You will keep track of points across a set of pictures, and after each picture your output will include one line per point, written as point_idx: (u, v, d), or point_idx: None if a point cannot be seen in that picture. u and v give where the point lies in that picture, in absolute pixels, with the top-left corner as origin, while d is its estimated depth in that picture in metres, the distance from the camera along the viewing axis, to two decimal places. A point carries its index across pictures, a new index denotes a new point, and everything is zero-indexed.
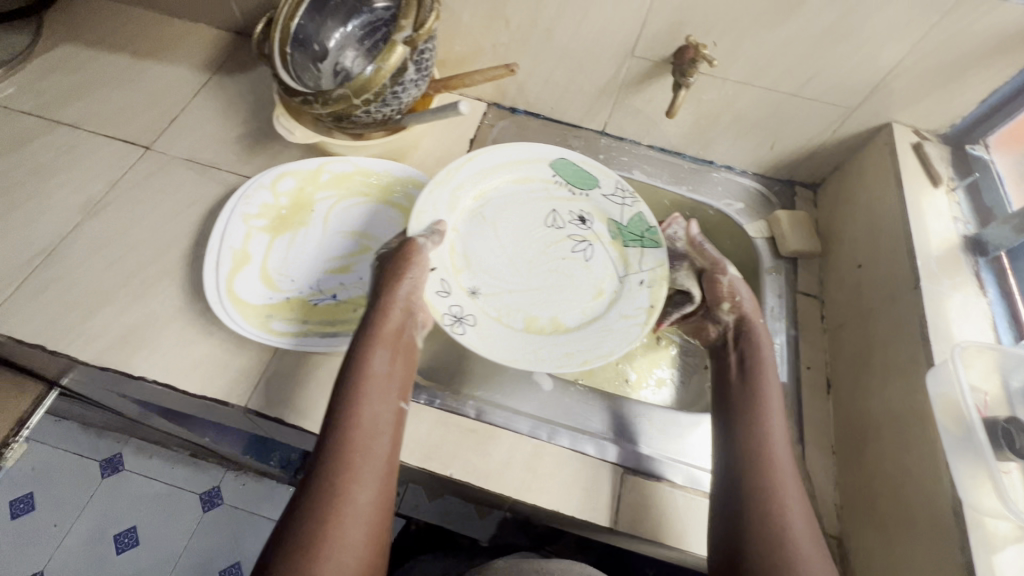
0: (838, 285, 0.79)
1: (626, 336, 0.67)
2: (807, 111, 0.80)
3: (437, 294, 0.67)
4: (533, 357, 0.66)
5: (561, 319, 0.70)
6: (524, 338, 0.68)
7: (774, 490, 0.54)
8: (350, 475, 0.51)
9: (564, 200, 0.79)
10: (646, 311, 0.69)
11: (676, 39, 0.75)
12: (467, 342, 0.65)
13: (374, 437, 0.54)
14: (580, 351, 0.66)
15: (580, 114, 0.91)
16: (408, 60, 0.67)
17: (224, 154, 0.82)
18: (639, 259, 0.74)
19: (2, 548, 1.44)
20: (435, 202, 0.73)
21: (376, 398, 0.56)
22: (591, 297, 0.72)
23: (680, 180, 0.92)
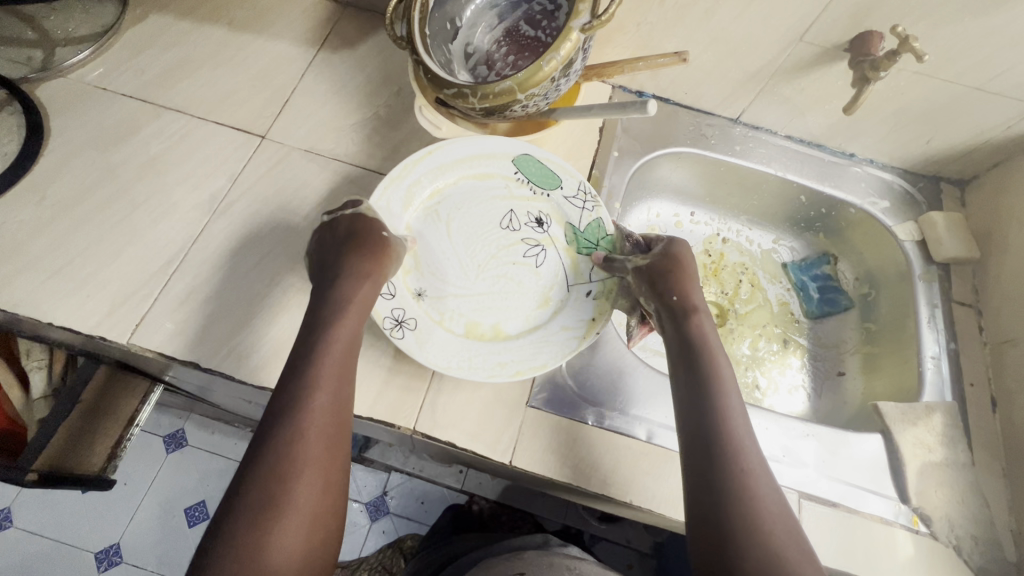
0: (1003, 296, 0.74)
1: (563, 349, 0.60)
2: (985, 106, 0.73)
3: (380, 297, 0.61)
4: (465, 366, 0.59)
5: (504, 326, 0.62)
6: (460, 346, 0.60)
7: (727, 496, 0.48)
8: (289, 463, 0.48)
9: (523, 199, 0.68)
10: (587, 325, 0.62)
11: (858, 27, 0.67)
12: (405, 349, 0.59)
13: (313, 423, 0.50)
14: (514, 361, 0.60)
15: (716, 101, 0.84)
16: (578, 49, 0.61)
17: (344, 143, 0.75)
18: (589, 269, 0.65)
19: (67, 520, 1.30)
20: (388, 200, 0.65)
21: (320, 381, 0.52)
22: (535, 305, 0.64)
23: (821, 176, 0.86)
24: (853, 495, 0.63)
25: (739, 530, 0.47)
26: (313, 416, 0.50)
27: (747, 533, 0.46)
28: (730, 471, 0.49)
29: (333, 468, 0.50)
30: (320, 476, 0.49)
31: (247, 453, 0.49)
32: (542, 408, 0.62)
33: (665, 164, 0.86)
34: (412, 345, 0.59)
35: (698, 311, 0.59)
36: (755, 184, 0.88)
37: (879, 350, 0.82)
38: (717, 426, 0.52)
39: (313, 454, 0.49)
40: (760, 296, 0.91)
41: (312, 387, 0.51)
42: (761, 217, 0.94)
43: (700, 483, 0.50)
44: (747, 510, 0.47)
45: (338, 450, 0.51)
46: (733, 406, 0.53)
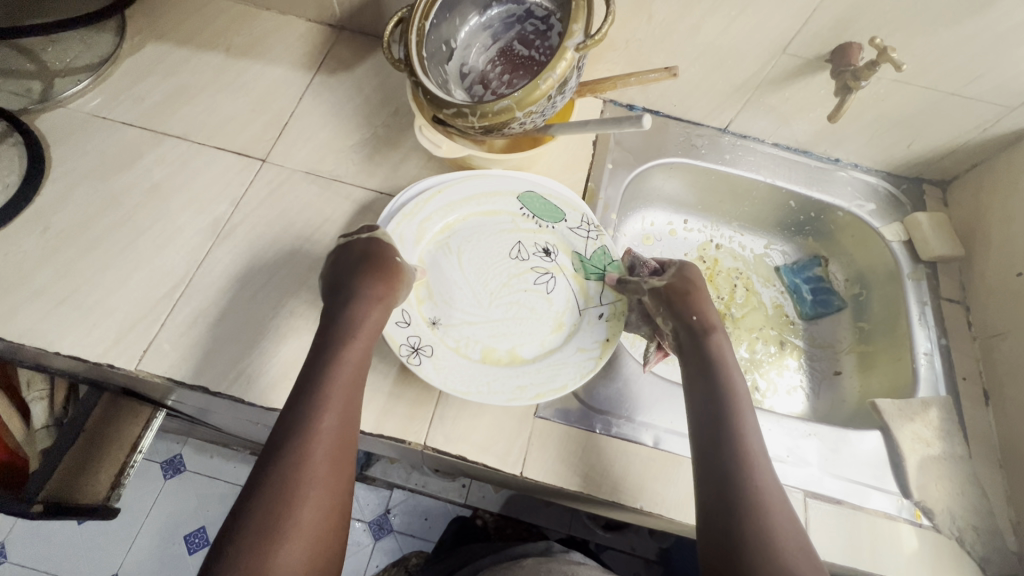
0: (989, 291, 0.77)
1: (580, 371, 0.61)
2: (961, 110, 0.76)
3: (395, 325, 0.61)
4: (484, 391, 0.59)
5: (519, 351, 0.62)
6: (477, 371, 0.60)
7: (744, 511, 0.50)
8: (292, 482, 0.49)
9: (529, 232, 0.69)
10: (602, 347, 0.62)
11: (838, 39, 0.70)
12: (423, 376, 0.59)
13: (318, 448, 0.51)
14: (533, 384, 0.60)
15: (704, 112, 0.87)
16: (573, 68, 0.62)
17: (345, 164, 0.77)
18: (599, 293, 0.66)
19: (63, 552, 1.27)
20: (400, 234, 0.66)
21: (329, 401, 0.53)
22: (549, 330, 0.64)
23: (809, 181, 0.88)
24: (859, 493, 0.64)
25: (754, 543, 0.48)
26: (319, 436, 0.51)
27: (764, 548, 0.48)
28: (747, 487, 0.51)
29: (337, 488, 0.51)
30: (322, 497, 0.49)
31: (254, 471, 0.50)
32: (554, 419, 0.63)
33: (659, 174, 0.88)
34: (429, 371, 0.59)
35: (717, 334, 0.61)
36: (747, 192, 0.91)
37: (873, 347, 0.84)
38: (737, 444, 0.53)
39: (316, 473, 0.50)
40: (755, 299, 0.93)
41: (319, 407, 0.52)
42: (753, 222, 0.96)
43: (718, 496, 0.51)
44: (763, 526, 0.49)
45: (342, 471, 0.52)
46: (751, 425, 0.55)
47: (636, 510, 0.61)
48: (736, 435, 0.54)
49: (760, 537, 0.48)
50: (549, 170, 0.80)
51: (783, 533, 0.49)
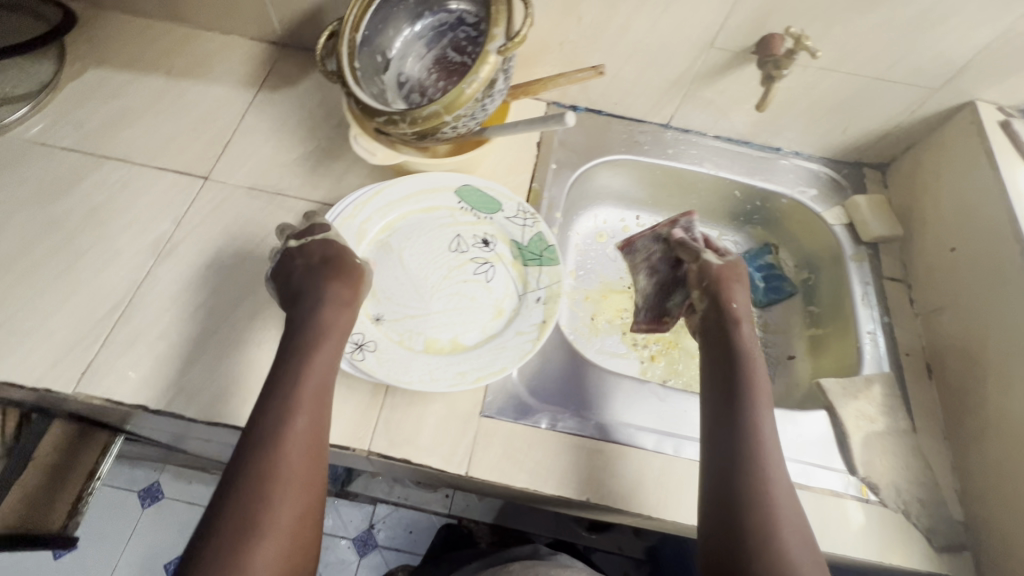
0: (927, 268, 0.78)
1: (520, 353, 0.61)
2: (888, 93, 0.78)
3: None
4: (426, 380, 0.59)
5: (461, 339, 0.63)
6: (420, 362, 0.60)
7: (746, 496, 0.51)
8: (259, 486, 0.48)
9: (468, 224, 0.70)
10: (539, 328, 0.63)
11: (761, 31, 0.72)
12: (366, 371, 0.58)
13: (292, 450, 0.50)
14: (473, 368, 0.60)
15: (645, 108, 0.88)
16: (498, 70, 0.64)
17: (289, 178, 0.77)
18: (537, 277, 0.67)
19: None
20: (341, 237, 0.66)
21: (300, 403, 0.52)
22: (489, 317, 0.65)
23: (751, 170, 0.90)
24: (805, 472, 0.65)
25: (753, 527, 0.50)
26: (292, 437, 0.50)
27: (764, 534, 0.49)
28: (752, 472, 0.53)
29: (311, 492, 0.50)
30: (292, 501, 0.48)
31: (225, 475, 0.49)
32: (503, 418, 0.63)
33: (605, 169, 0.90)
34: (372, 365, 0.59)
35: (746, 327, 0.64)
36: (693, 184, 0.92)
37: (823, 330, 0.85)
38: (746, 431, 0.55)
39: (284, 476, 0.49)
40: None
41: (291, 408, 0.51)
42: (703, 214, 0.97)
43: (722, 481, 0.53)
44: (765, 511, 0.51)
45: (314, 475, 0.51)
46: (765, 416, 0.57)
47: (586, 502, 0.61)
48: (746, 423, 0.56)
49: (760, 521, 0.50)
50: (494, 173, 0.81)
51: (784, 519, 0.50)
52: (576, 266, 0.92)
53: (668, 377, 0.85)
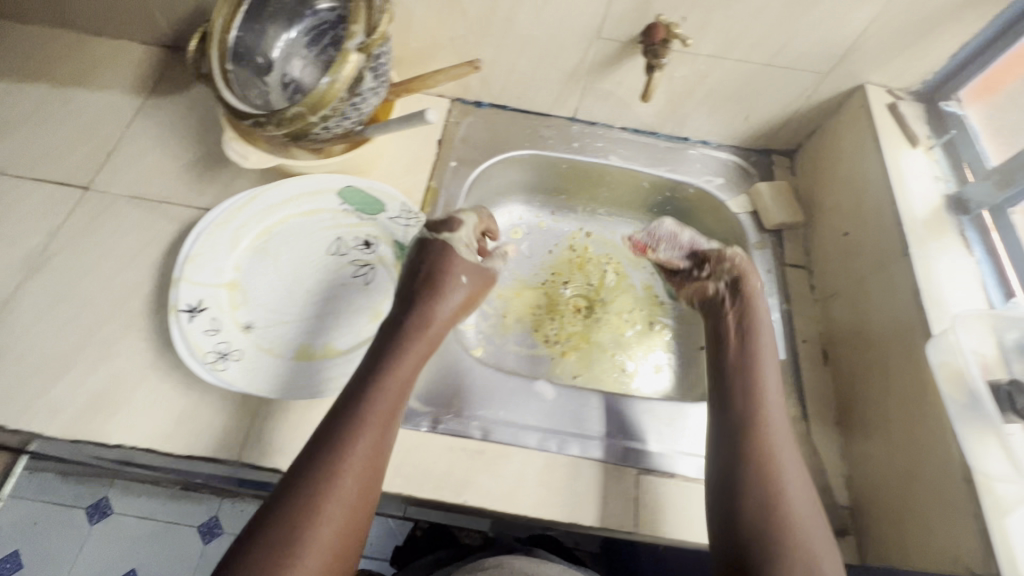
0: (825, 253, 0.78)
1: None
2: (781, 79, 0.78)
3: (202, 332, 0.59)
4: (291, 388, 0.58)
5: (334, 344, 0.62)
6: (289, 369, 0.59)
7: (763, 505, 0.54)
8: (314, 494, 0.48)
9: (350, 226, 0.69)
10: None
11: (643, 19, 0.71)
12: (228, 381, 0.57)
13: (349, 470, 0.50)
14: (343, 374, 0.60)
15: (549, 102, 0.87)
16: (364, 68, 0.62)
17: (175, 185, 0.76)
18: None
19: None
20: (213, 244, 0.64)
21: (370, 412, 0.54)
22: (366, 320, 0.64)
23: (658, 161, 0.89)
24: (689, 464, 0.64)
25: (774, 544, 0.52)
26: (355, 458, 0.51)
27: (787, 542, 0.52)
28: (767, 478, 0.56)
29: (360, 504, 0.50)
30: (342, 510, 0.49)
31: (275, 490, 0.50)
32: None
33: (511, 164, 0.89)
34: (236, 375, 0.58)
35: (757, 316, 0.69)
36: (601, 177, 0.91)
37: None
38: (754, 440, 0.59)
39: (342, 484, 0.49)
40: (627, 283, 0.94)
41: (357, 429, 0.52)
42: (618, 207, 0.96)
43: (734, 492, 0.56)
44: (783, 519, 0.54)
45: (370, 485, 0.51)
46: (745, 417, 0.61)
47: (464, 505, 0.60)
48: (757, 428, 0.60)
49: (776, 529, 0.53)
50: (391, 172, 0.80)
51: (801, 526, 0.53)
52: None
53: (578, 371, 0.84)
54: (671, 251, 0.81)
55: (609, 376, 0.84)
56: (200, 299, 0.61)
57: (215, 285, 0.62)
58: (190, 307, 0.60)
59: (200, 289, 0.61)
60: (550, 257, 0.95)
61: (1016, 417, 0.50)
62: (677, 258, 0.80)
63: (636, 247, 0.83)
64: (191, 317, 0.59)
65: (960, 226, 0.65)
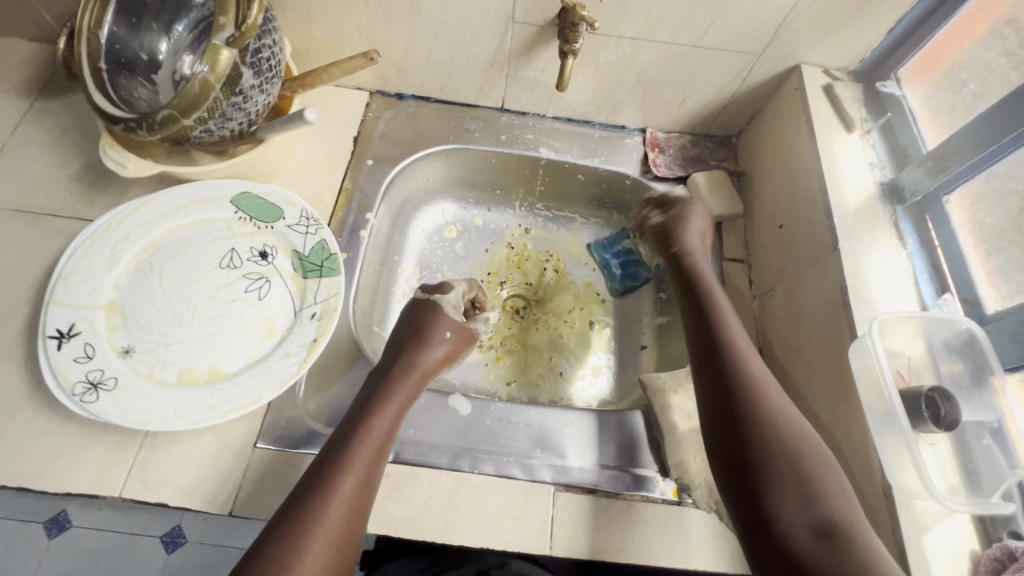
0: (763, 247, 0.74)
1: (283, 379, 0.56)
2: (713, 61, 0.73)
3: (73, 361, 0.54)
4: (169, 418, 0.53)
5: (222, 367, 0.57)
6: (169, 397, 0.55)
7: (760, 431, 0.50)
8: (306, 526, 0.46)
9: (245, 236, 0.64)
10: (309, 348, 0.58)
11: (556, 0, 0.66)
12: (99, 413, 0.52)
13: (329, 516, 0.47)
14: (226, 400, 0.55)
15: (473, 91, 0.82)
16: (240, 64, 0.56)
17: (63, 195, 0.70)
18: (314, 290, 0.61)
19: None
20: (89, 261, 0.59)
21: (365, 442, 0.52)
22: (258, 339, 0.59)
23: (592, 152, 0.84)
24: (610, 477, 0.61)
25: (797, 453, 0.48)
26: (335, 503, 0.47)
27: (779, 467, 0.48)
28: (754, 411, 0.51)
29: (346, 539, 0.47)
30: (329, 546, 0.46)
31: (254, 541, 0.45)
32: (273, 446, 0.58)
33: (435, 160, 0.84)
34: (108, 406, 0.53)
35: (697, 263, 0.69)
36: (533, 171, 0.86)
37: (670, 318, 0.82)
38: (725, 365, 0.56)
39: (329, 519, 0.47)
40: (566, 281, 0.90)
41: (341, 470, 0.49)
42: (555, 201, 0.91)
43: (727, 430, 0.52)
44: (787, 439, 0.49)
45: (352, 531, 0.48)
46: (736, 333, 0.59)
47: (367, 533, 0.56)
48: (722, 356, 0.57)
49: (788, 452, 0.48)
50: (302, 173, 0.75)
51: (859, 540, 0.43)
52: (419, 264, 0.87)
53: (513, 378, 0.81)
54: (671, 159, 0.83)
55: (545, 381, 0.81)
56: (73, 323, 0.56)
57: (91, 306, 0.57)
58: (60, 332, 0.55)
59: (73, 311, 0.57)
60: (486, 256, 0.90)
61: (937, 429, 0.47)
62: (668, 164, 0.83)
63: (649, 141, 0.84)
64: (60, 343, 0.55)
65: (894, 216, 0.62)
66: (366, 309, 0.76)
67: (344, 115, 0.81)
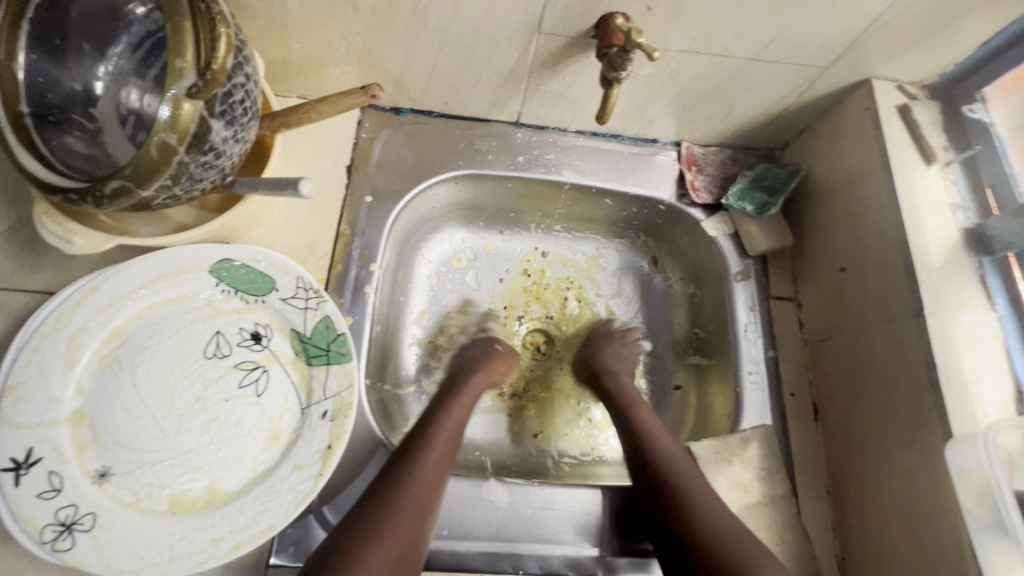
0: (819, 289, 0.67)
1: (297, 498, 0.49)
2: (771, 75, 0.62)
3: (38, 498, 0.45)
4: (165, 560, 0.45)
5: (222, 484, 0.49)
6: (162, 531, 0.46)
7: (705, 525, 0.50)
8: (390, 493, 0.50)
9: (232, 314, 0.54)
10: (324, 456, 0.50)
11: (595, 11, 0.53)
12: (80, 563, 0.44)
13: (411, 483, 0.51)
14: (233, 531, 0.47)
15: (484, 106, 0.69)
16: (209, 116, 0.44)
17: None
18: (323, 382, 0.53)
19: None
20: (40, 364, 0.48)
21: (436, 433, 0.56)
22: (263, 445, 0.51)
23: (622, 173, 0.73)
24: None
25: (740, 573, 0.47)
26: (417, 473, 0.52)
27: (729, 541, 0.49)
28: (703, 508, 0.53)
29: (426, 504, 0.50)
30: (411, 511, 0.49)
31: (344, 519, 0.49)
32: (292, 564, 0.51)
33: (442, 186, 0.72)
34: (89, 553, 0.44)
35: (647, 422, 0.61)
36: (554, 195, 0.76)
37: (710, 360, 0.73)
38: (668, 457, 0.56)
39: (410, 489, 0.50)
40: (588, 311, 0.80)
41: (420, 449, 0.54)
42: (577, 222, 0.80)
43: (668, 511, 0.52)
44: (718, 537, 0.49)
45: (428, 504, 0.50)
46: (668, 444, 0.58)
47: None
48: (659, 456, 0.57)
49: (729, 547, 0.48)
50: (290, 217, 0.64)
51: None
52: (429, 302, 0.76)
53: (539, 428, 0.73)
54: (709, 181, 0.73)
55: (573, 430, 0.74)
56: (30, 448, 0.46)
57: (51, 423, 0.47)
58: (16, 463, 0.45)
59: (28, 433, 0.46)
60: (500, 287, 0.80)
61: None
62: (706, 187, 0.73)
63: (684, 158, 0.74)
64: (17, 477, 0.44)
65: (980, 270, 0.55)
66: (376, 368, 0.68)
67: (334, 138, 0.68)
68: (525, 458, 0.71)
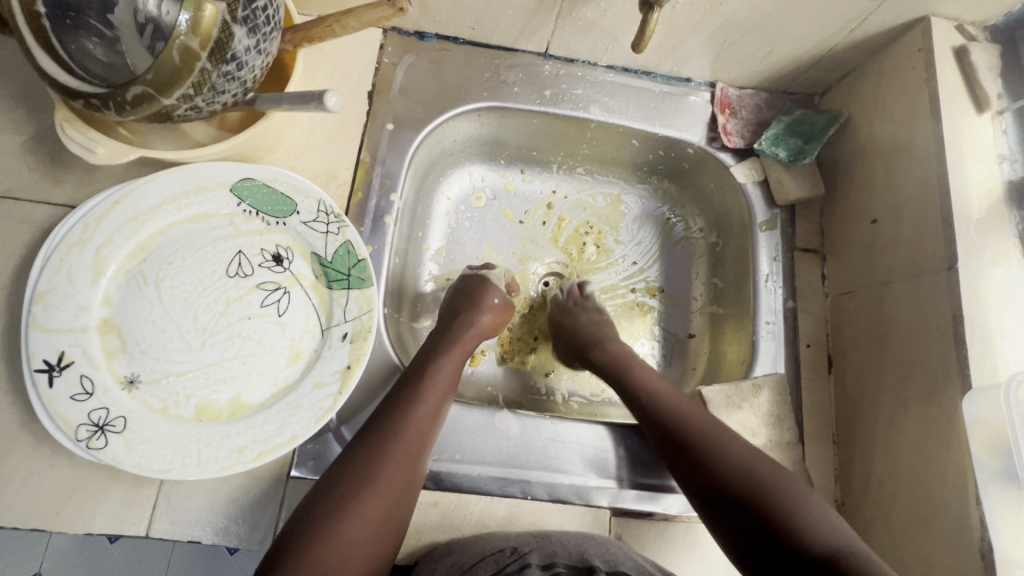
0: (846, 241, 0.65)
1: (317, 415, 0.50)
2: (822, 9, 0.58)
3: (72, 399, 0.46)
4: (192, 464, 0.47)
5: (246, 397, 0.51)
6: (188, 437, 0.48)
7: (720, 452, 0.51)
8: (379, 443, 0.49)
9: (253, 235, 0.54)
10: (343, 376, 0.51)
11: None
12: (112, 461, 0.46)
13: (402, 435, 0.50)
14: (256, 441, 0.49)
15: (512, 34, 0.66)
16: (233, 22, 0.43)
17: (16, 169, 0.55)
18: (342, 306, 0.54)
19: None
20: (67, 273, 0.48)
21: (432, 386, 0.54)
22: (283, 363, 0.52)
23: (652, 113, 0.70)
24: (669, 499, 0.58)
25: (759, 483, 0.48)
26: (410, 424, 0.51)
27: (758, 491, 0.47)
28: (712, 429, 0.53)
29: (405, 487, 0.48)
30: (383, 506, 0.46)
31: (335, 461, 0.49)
32: (312, 477, 0.53)
33: (465, 118, 0.69)
34: (120, 452, 0.46)
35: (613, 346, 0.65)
36: (579, 133, 0.73)
37: (724, 310, 0.73)
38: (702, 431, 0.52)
39: (401, 437, 0.50)
40: (604, 258, 0.78)
41: (414, 398, 0.52)
42: (600, 164, 0.78)
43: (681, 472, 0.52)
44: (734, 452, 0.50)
45: (416, 455, 0.50)
46: (648, 374, 0.60)
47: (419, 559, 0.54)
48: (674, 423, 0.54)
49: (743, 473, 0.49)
50: (310, 141, 0.63)
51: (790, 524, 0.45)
52: (447, 240, 0.76)
53: (551, 368, 0.74)
54: (743, 125, 0.70)
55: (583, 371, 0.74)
56: (62, 351, 0.47)
57: (80, 329, 0.48)
58: (49, 365, 0.46)
59: (59, 337, 0.47)
60: (519, 229, 0.78)
61: None
62: (739, 132, 0.70)
63: (719, 100, 0.71)
64: (51, 379, 0.46)
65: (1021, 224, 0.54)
66: (392, 299, 0.68)
67: (357, 62, 0.66)
68: (536, 395, 0.72)
